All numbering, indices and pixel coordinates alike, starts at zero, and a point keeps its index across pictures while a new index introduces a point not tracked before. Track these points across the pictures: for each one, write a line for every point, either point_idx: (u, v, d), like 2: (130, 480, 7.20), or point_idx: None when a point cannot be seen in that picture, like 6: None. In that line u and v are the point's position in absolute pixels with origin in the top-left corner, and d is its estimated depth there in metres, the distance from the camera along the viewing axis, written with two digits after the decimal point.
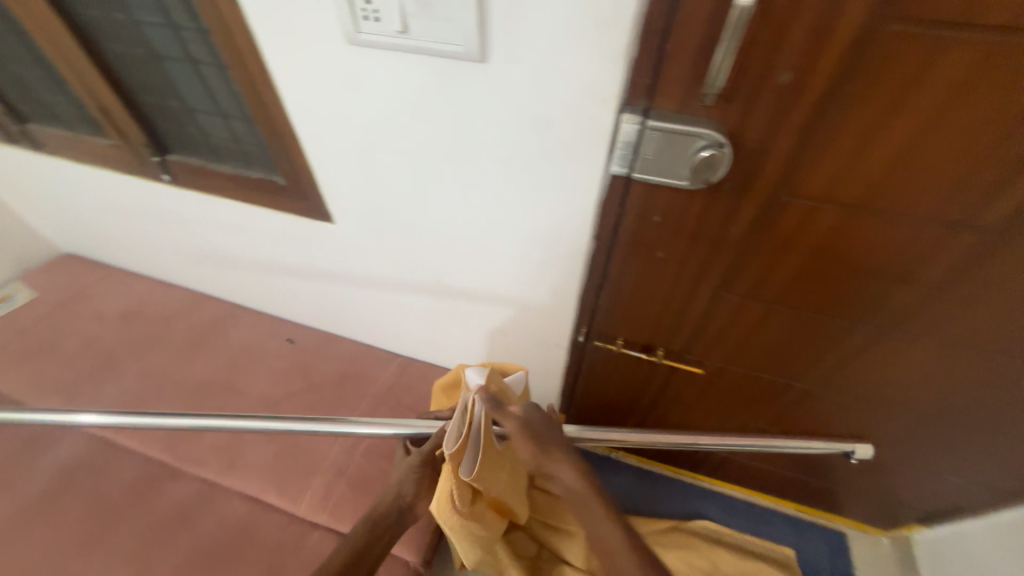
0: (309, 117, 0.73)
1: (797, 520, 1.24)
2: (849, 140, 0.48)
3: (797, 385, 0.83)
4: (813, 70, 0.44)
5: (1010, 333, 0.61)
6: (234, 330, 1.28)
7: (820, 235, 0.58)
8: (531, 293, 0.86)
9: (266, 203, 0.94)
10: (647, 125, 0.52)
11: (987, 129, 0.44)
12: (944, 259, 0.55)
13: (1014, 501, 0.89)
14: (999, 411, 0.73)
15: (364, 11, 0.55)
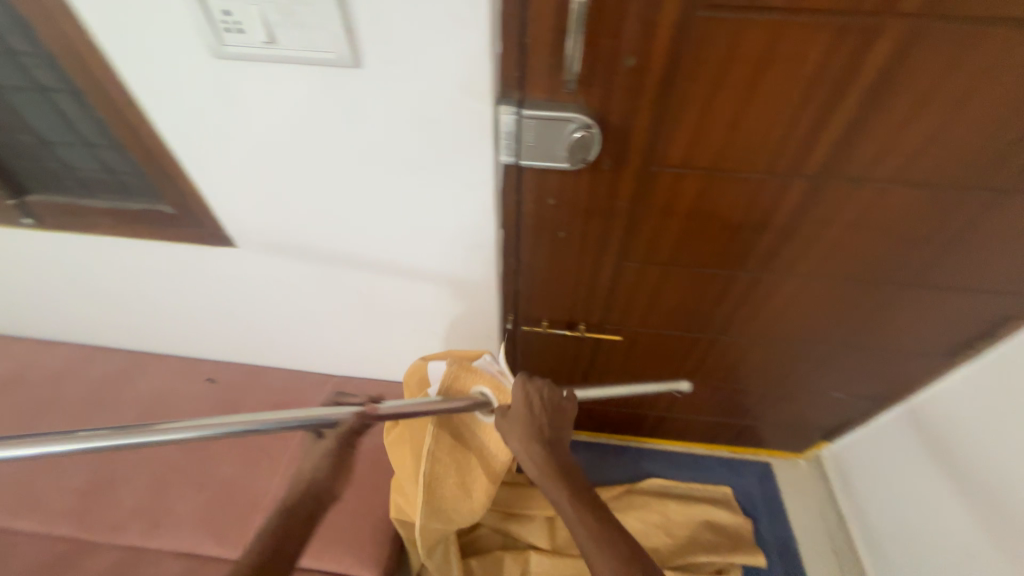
0: (186, 137, 0.69)
1: (732, 460, 1.36)
2: (692, 111, 0.56)
3: (703, 336, 0.93)
4: (650, 53, 0.51)
5: (849, 261, 0.73)
6: (141, 379, 1.17)
7: (689, 198, 0.66)
8: (453, 290, 0.87)
9: (155, 235, 0.87)
10: (522, 114, 0.57)
11: (792, 93, 0.53)
12: (788, 206, 0.65)
13: (885, 404, 1.06)
14: (858, 330, 0.86)
15: (225, 24, 0.54)
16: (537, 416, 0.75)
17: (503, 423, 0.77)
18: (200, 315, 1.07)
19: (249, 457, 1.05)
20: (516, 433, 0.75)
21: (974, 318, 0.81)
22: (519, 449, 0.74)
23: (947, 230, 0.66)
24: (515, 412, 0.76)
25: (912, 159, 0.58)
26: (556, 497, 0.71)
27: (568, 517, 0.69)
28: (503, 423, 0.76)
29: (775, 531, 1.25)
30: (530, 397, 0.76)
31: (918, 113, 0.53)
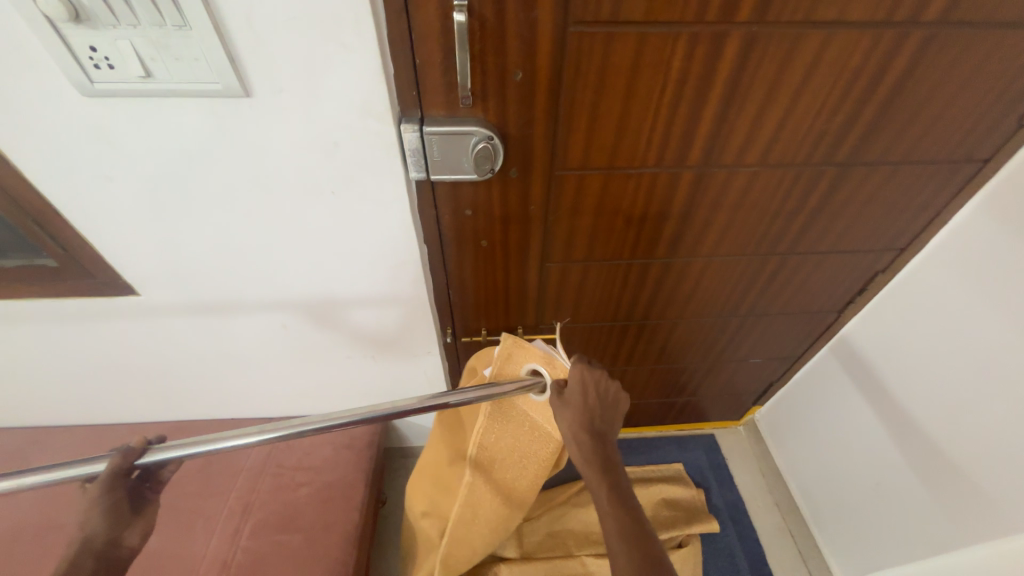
0: (64, 184, 0.64)
1: (680, 437, 1.44)
2: (582, 116, 0.60)
3: (631, 324, 0.99)
4: (535, 67, 0.55)
5: (743, 238, 0.81)
6: (40, 458, 1.03)
7: (595, 197, 0.71)
8: (384, 313, 0.86)
9: (37, 294, 0.78)
10: (425, 131, 0.58)
11: (664, 94, 0.59)
12: (682, 195, 0.72)
13: (796, 362, 1.18)
14: (761, 300, 0.96)
15: (91, 60, 0.51)
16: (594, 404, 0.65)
17: (554, 404, 0.67)
18: (106, 376, 0.97)
19: (180, 521, 0.96)
20: (566, 419, 0.66)
21: (850, 276, 0.93)
22: (568, 435, 0.66)
23: (813, 202, 0.76)
24: (572, 396, 0.66)
25: (773, 144, 0.66)
26: (594, 487, 0.63)
27: (602, 508, 0.63)
28: (554, 405, 0.67)
29: (725, 497, 1.34)
30: (586, 386, 0.65)
31: (770, 104, 0.61)
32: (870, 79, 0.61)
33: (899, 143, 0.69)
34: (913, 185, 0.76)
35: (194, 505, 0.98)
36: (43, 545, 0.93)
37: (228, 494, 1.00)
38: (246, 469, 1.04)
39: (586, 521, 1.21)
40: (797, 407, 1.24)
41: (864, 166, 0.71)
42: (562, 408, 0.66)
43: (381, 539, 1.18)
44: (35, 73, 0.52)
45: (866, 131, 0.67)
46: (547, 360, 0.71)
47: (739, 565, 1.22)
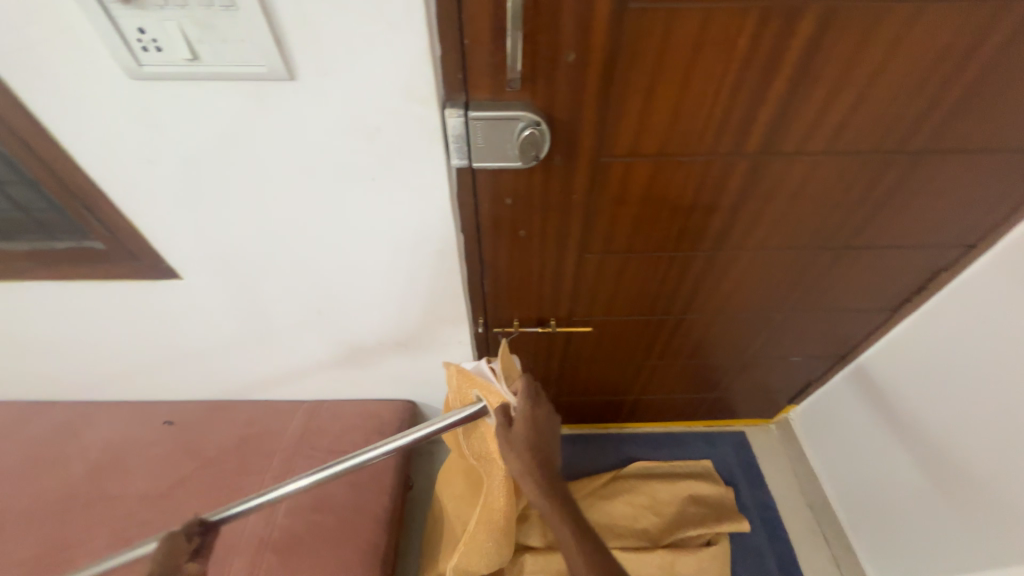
0: (112, 168, 0.65)
1: (708, 434, 1.41)
2: (635, 100, 0.57)
3: (668, 318, 0.96)
4: (589, 47, 0.52)
5: (796, 231, 0.77)
6: (88, 431, 1.07)
7: (642, 186, 0.68)
8: (417, 301, 0.86)
9: (86, 275, 0.80)
10: (470, 116, 0.56)
11: (725, 77, 0.55)
12: (734, 186, 0.68)
13: (838, 361, 1.13)
14: (807, 296, 0.92)
15: (140, 42, 0.50)
16: (538, 436, 0.67)
17: (503, 437, 0.67)
18: (149, 355, 1.00)
19: (220, 498, 0.99)
20: (514, 454, 0.66)
21: (907, 273, 0.88)
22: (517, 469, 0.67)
23: (876, 194, 0.71)
24: (516, 430, 0.67)
25: (839, 131, 0.62)
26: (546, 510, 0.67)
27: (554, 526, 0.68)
28: (502, 441, 0.68)
29: (755, 496, 1.31)
30: (532, 417, 0.67)
31: (840, 87, 0.57)
32: (958, 60, 0.55)
33: (981, 130, 0.63)
34: (991, 177, 0.70)
35: (232, 484, 1.01)
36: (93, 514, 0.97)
37: (264, 473, 1.02)
38: (280, 450, 1.06)
39: (611, 514, 1.20)
40: (836, 407, 1.19)
41: (938, 155, 0.66)
42: (509, 445, 0.67)
43: (408, 522, 1.20)
44: (85, 56, 0.53)
45: (947, 116, 0.61)
46: (488, 389, 0.72)
47: (767, 565, 1.20)
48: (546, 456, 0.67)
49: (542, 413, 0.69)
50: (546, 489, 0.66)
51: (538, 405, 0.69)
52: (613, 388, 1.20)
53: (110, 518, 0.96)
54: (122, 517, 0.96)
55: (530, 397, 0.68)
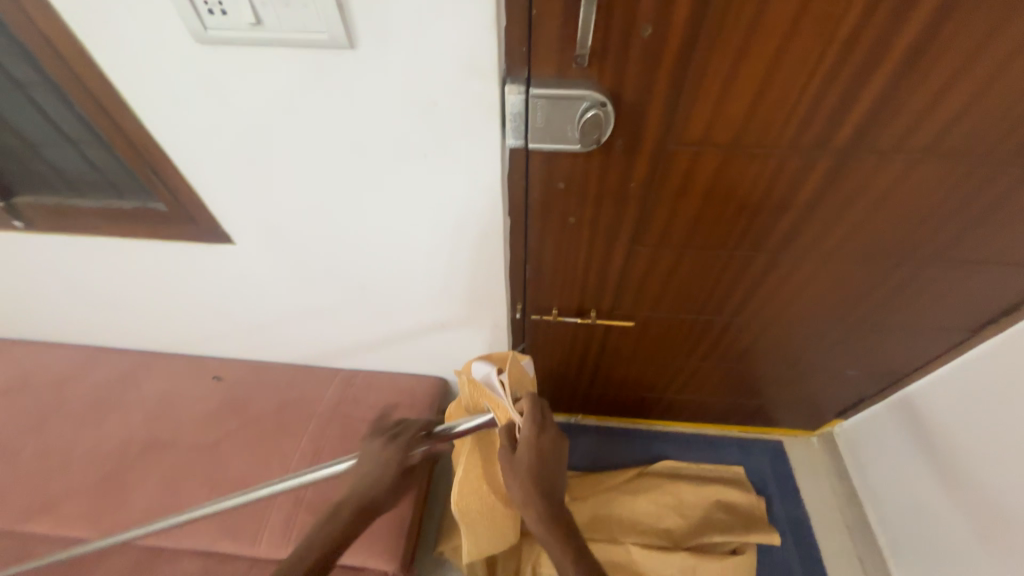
0: (175, 132, 0.66)
1: (743, 440, 1.36)
2: (713, 84, 0.52)
3: (716, 320, 0.91)
4: (669, 21, 0.47)
5: (875, 238, 0.70)
6: (146, 380, 1.15)
7: (707, 178, 0.63)
8: (457, 282, 0.85)
9: (149, 234, 0.84)
10: (531, 94, 0.53)
11: (821, 59, 0.49)
12: (812, 183, 0.62)
13: (900, 379, 1.05)
14: (876, 308, 0.84)
15: (206, 5, 0.50)
16: (537, 461, 0.68)
17: (506, 459, 0.70)
18: (202, 314, 1.05)
19: (260, 455, 1.04)
20: (514, 478, 0.68)
21: (999, 292, 0.78)
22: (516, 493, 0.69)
23: (980, 202, 0.63)
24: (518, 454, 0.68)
25: (948, 129, 0.55)
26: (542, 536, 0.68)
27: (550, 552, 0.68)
28: (505, 463, 0.70)
29: (788, 509, 1.25)
30: (534, 443, 0.68)
31: (958, 77, 0.50)
32: None
33: None
34: None
35: (271, 443, 1.06)
36: (147, 458, 1.04)
37: (301, 436, 1.07)
38: (316, 415, 1.10)
39: (635, 510, 1.18)
40: (891, 428, 1.11)
41: None
42: (510, 469, 0.69)
43: (432, 495, 1.23)
44: (155, 19, 0.53)
45: None
46: (495, 400, 0.72)
47: None
48: (543, 480, 0.68)
49: (545, 438, 0.69)
50: (542, 514, 0.68)
51: (543, 430, 0.69)
52: (647, 386, 1.16)
53: (163, 462, 1.03)
54: (174, 462, 1.03)
55: (534, 423, 0.68)
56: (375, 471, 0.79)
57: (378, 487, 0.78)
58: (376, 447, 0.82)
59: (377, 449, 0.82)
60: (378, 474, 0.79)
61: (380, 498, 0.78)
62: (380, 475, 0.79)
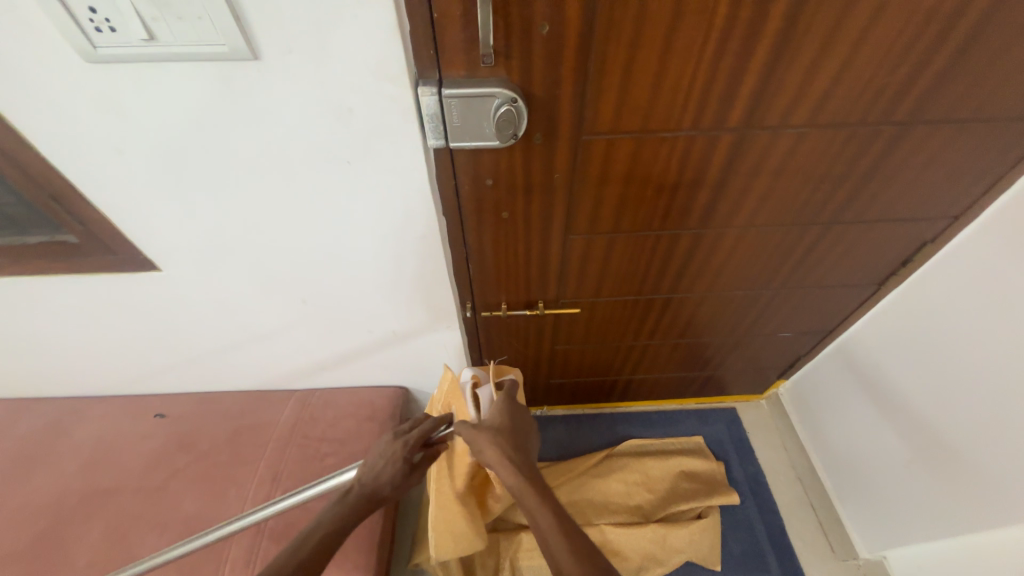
0: (76, 158, 0.63)
1: (701, 411, 1.43)
2: (615, 74, 0.55)
3: (656, 298, 0.95)
4: (564, 18, 0.50)
5: (781, 209, 0.77)
6: (78, 427, 1.07)
7: (623, 164, 0.67)
8: (400, 289, 0.85)
9: (63, 270, 0.79)
10: (443, 94, 0.55)
11: (705, 45, 0.53)
12: (719, 160, 0.67)
13: (826, 335, 1.14)
14: (792, 273, 0.92)
15: (92, 22, 0.48)
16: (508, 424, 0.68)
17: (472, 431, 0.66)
18: (136, 350, 0.99)
19: (214, 489, 0.99)
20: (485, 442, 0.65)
21: (894, 246, 0.88)
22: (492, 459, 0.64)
23: (864, 165, 0.70)
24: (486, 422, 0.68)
25: (824, 102, 0.61)
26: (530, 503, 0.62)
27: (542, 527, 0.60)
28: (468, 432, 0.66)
29: (746, 470, 1.33)
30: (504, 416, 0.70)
31: (825, 56, 0.56)
32: (946, 20, 0.53)
33: (969, 98, 0.62)
34: (979, 146, 0.69)
35: (225, 474, 1.01)
36: (86, 509, 0.97)
37: (257, 463, 1.03)
38: (272, 440, 1.06)
39: (606, 492, 1.22)
40: (825, 381, 1.21)
41: (925, 125, 0.65)
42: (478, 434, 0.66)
43: (403, 505, 1.21)
44: (34, 41, 0.50)
45: (935, 85, 0.60)
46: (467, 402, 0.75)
47: (758, 537, 1.23)
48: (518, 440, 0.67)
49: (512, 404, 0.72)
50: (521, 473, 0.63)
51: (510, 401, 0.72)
52: (603, 369, 1.20)
53: (105, 511, 0.96)
54: (117, 510, 0.97)
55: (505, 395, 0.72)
56: (379, 465, 0.70)
57: (379, 480, 0.70)
58: (384, 438, 0.73)
59: (386, 442, 0.72)
60: (381, 467, 0.70)
61: (381, 491, 0.70)
62: (381, 471, 0.70)
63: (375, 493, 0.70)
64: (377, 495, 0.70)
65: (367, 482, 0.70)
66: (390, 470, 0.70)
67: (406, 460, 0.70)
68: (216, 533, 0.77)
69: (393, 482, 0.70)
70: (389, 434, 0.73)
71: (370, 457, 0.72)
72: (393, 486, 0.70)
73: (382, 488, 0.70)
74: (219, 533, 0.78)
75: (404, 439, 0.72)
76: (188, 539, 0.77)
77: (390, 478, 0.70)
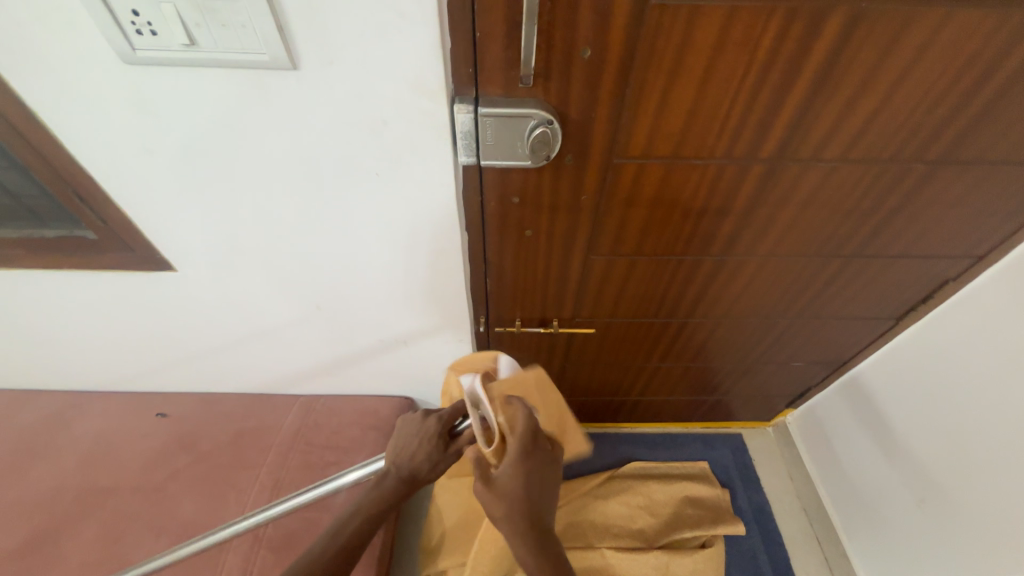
0: (103, 155, 0.62)
1: (706, 435, 1.41)
2: (652, 101, 0.55)
3: (671, 321, 0.95)
4: (607, 44, 0.50)
5: (805, 239, 0.76)
6: (78, 423, 1.05)
7: (652, 189, 0.66)
8: (413, 301, 0.84)
9: (77, 265, 0.78)
10: (479, 113, 0.54)
11: (744, 78, 0.53)
12: (748, 189, 0.67)
13: (840, 367, 1.13)
14: (810, 303, 0.91)
15: (134, 24, 0.48)
16: (519, 491, 0.60)
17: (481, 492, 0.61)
18: (143, 348, 0.98)
19: (213, 493, 0.98)
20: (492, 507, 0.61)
21: (916, 281, 0.87)
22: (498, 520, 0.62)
23: (893, 201, 0.70)
24: (496, 485, 0.60)
25: (859, 137, 0.60)
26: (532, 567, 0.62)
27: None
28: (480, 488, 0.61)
29: (751, 499, 1.31)
30: (520, 482, 0.60)
31: (863, 94, 0.56)
32: (986, 67, 0.54)
33: (1004, 141, 0.62)
34: (1009, 189, 0.69)
35: (226, 477, 1.00)
36: (82, 506, 0.95)
37: (259, 468, 1.01)
38: (274, 445, 1.05)
39: (608, 514, 1.20)
40: (835, 413, 1.19)
41: (957, 165, 0.65)
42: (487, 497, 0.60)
43: (403, 515, 1.18)
44: (75, 39, 0.50)
45: (970, 127, 0.60)
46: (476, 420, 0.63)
47: (761, 568, 1.20)
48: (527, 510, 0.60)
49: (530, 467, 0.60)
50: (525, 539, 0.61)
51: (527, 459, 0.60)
52: (611, 389, 1.19)
53: (101, 511, 0.94)
54: (113, 510, 0.95)
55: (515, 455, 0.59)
56: (414, 445, 0.69)
57: (416, 461, 0.68)
58: (416, 418, 0.71)
59: (416, 421, 0.71)
60: (416, 447, 0.69)
61: (419, 469, 0.69)
62: (416, 450, 0.68)
63: (413, 473, 0.69)
64: (416, 474, 0.69)
65: (404, 463, 0.69)
66: (427, 449, 0.68)
67: (443, 435, 0.69)
68: (196, 545, 0.76)
69: (430, 459, 0.68)
70: (419, 413, 0.72)
71: (403, 439, 0.70)
72: (430, 463, 0.69)
73: (419, 469, 0.68)
74: (202, 543, 0.76)
75: (436, 415, 0.71)
76: (169, 549, 0.76)
77: (427, 457, 0.68)
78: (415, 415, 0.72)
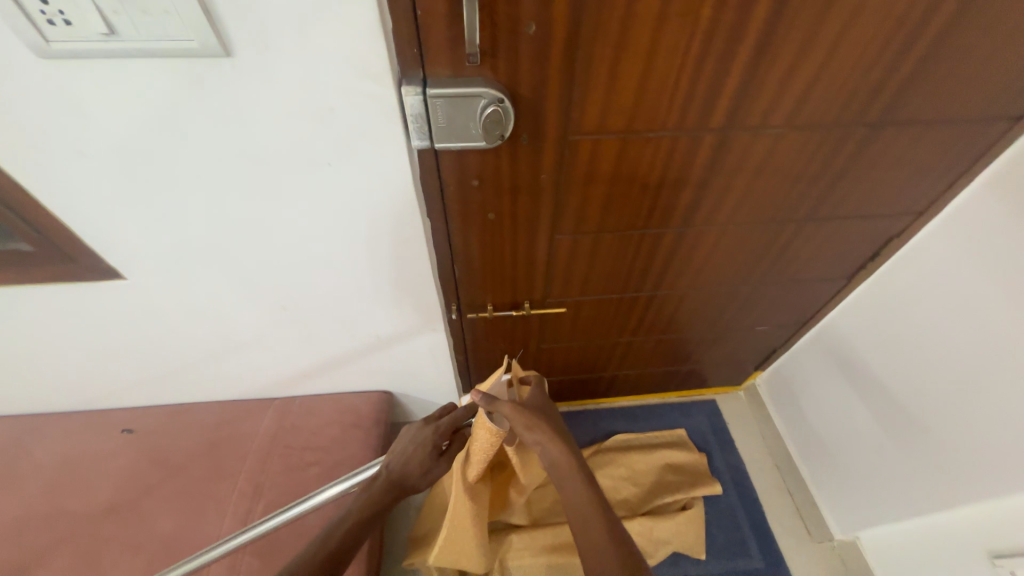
0: (28, 160, 0.58)
1: (682, 404, 1.46)
2: (602, 75, 0.55)
3: (640, 295, 0.96)
4: (552, 19, 0.49)
5: (761, 206, 0.78)
6: (37, 447, 1.00)
7: (609, 164, 0.67)
8: (382, 294, 0.83)
9: (14, 280, 0.73)
10: (428, 94, 0.53)
11: (689, 48, 0.54)
12: (702, 159, 0.68)
13: (801, 327, 1.18)
14: (769, 269, 0.95)
15: (43, 14, 0.44)
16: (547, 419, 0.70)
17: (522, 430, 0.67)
18: (99, 363, 0.93)
19: (190, 506, 0.95)
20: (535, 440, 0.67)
21: (865, 240, 0.92)
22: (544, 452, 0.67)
23: (839, 163, 0.73)
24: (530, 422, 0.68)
25: (802, 103, 0.62)
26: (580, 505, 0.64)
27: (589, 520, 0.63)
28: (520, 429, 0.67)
29: (727, 460, 1.37)
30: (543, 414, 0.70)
31: (803, 59, 0.57)
32: (914, 28, 0.56)
33: (936, 99, 0.65)
34: (943, 145, 0.73)
35: (203, 488, 0.97)
36: (49, 533, 0.91)
37: (237, 476, 0.99)
38: (251, 452, 1.02)
39: None
40: (799, 372, 1.25)
41: (895, 126, 0.68)
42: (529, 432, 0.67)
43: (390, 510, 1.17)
44: None
45: (903, 88, 0.63)
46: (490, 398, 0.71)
47: (739, 525, 1.26)
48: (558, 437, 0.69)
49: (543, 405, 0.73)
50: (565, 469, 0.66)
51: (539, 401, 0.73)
52: (587, 367, 1.21)
53: (70, 536, 0.91)
54: (84, 533, 0.91)
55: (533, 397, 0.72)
56: (410, 450, 0.74)
57: (410, 465, 0.73)
58: (414, 428, 0.77)
59: (415, 429, 0.76)
60: (411, 453, 0.74)
61: (411, 474, 0.73)
62: (412, 456, 0.73)
63: (405, 478, 0.73)
64: (407, 480, 0.73)
65: (398, 467, 0.73)
66: (422, 454, 0.74)
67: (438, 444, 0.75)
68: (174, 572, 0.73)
69: (424, 465, 0.74)
70: (417, 422, 0.77)
71: (401, 445, 0.75)
72: (423, 469, 0.74)
73: (412, 473, 0.73)
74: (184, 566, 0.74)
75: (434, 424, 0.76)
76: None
77: (422, 462, 0.73)
78: (414, 424, 0.77)
